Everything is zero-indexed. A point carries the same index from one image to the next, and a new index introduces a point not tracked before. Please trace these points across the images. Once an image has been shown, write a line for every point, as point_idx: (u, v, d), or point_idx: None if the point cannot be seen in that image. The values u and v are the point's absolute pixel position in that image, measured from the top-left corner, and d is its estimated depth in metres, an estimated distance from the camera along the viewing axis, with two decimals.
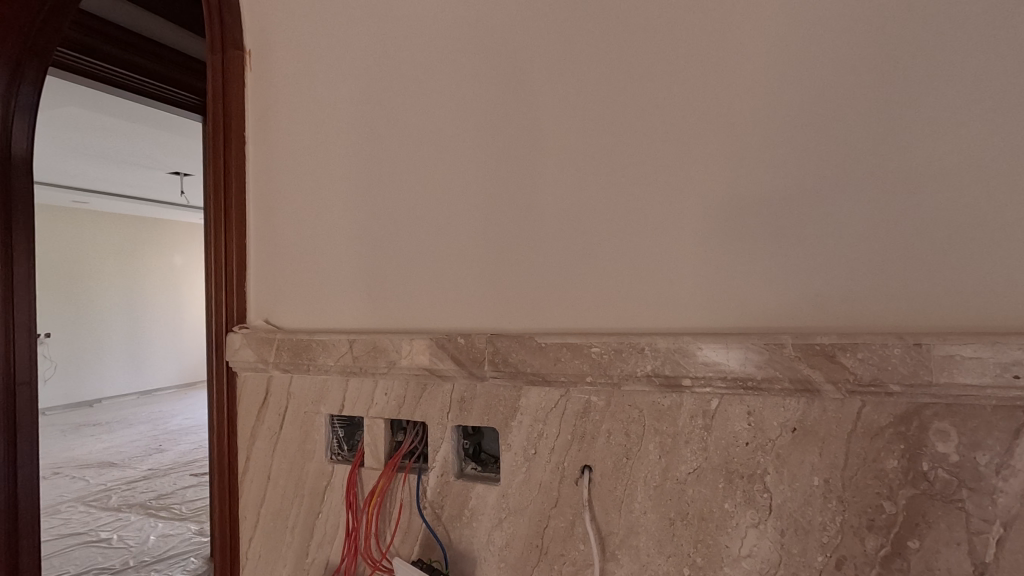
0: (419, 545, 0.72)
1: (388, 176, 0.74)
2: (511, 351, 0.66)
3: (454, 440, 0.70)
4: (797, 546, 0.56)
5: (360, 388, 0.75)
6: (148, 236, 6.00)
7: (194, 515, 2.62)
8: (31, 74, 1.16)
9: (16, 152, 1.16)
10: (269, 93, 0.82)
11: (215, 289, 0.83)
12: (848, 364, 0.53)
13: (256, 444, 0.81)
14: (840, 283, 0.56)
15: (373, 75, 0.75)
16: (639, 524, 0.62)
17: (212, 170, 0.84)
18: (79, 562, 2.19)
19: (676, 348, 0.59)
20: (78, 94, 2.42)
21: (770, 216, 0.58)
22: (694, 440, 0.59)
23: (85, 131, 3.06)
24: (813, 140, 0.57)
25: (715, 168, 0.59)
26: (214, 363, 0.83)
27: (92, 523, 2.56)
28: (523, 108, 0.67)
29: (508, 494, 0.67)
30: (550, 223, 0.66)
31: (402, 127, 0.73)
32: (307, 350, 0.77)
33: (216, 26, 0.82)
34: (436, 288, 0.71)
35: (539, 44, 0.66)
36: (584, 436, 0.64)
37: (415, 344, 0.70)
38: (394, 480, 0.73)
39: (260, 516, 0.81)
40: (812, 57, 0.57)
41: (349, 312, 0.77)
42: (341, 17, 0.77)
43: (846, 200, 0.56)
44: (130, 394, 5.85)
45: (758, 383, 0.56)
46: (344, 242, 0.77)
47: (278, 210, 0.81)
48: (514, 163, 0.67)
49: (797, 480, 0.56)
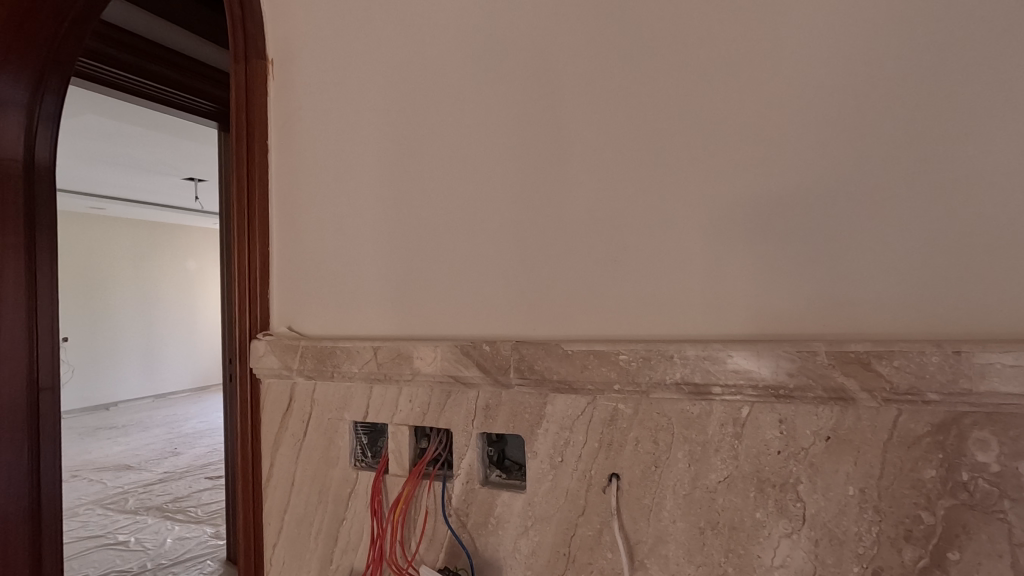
0: (445, 553, 0.72)
1: (412, 183, 0.74)
2: (537, 358, 0.65)
3: (479, 447, 0.70)
4: (831, 556, 0.56)
5: (384, 395, 0.75)
6: (162, 241, 6.08)
7: (210, 518, 2.64)
8: (55, 83, 1.18)
9: (39, 163, 1.18)
10: (292, 102, 0.82)
11: (239, 297, 0.84)
12: (883, 372, 0.53)
13: (281, 451, 0.82)
14: (873, 290, 0.55)
15: (397, 82, 0.75)
16: (668, 533, 0.61)
17: (235, 179, 0.84)
18: (98, 564, 2.21)
19: (706, 356, 0.58)
20: (96, 101, 2.47)
21: (800, 223, 0.57)
22: (724, 448, 0.59)
23: (102, 138, 3.10)
24: (843, 145, 0.56)
25: (744, 172, 0.59)
26: (238, 370, 0.84)
27: (110, 526, 2.59)
28: (549, 113, 0.67)
29: (534, 502, 0.67)
30: (576, 229, 0.66)
31: (426, 134, 0.74)
32: (332, 357, 0.77)
33: (239, 36, 0.83)
34: (461, 295, 0.71)
35: (564, 50, 0.66)
36: (611, 444, 0.63)
37: (439, 351, 0.70)
38: (419, 487, 0.73)
39: (284, 522, 0.82)
40: (843, 60, 0.56)
41: (374, 319, 0.77)
42: (365, 25, 0.77)
43: (879, 205, 0.55)
44: (145, 398, 5.91)
45: (790, 392, 0.56)
46: (369, 249, 0.77)
47: (301, 218, 0.82)
48: (539, 169, 0.67)
49: (831, 490, 0.56)
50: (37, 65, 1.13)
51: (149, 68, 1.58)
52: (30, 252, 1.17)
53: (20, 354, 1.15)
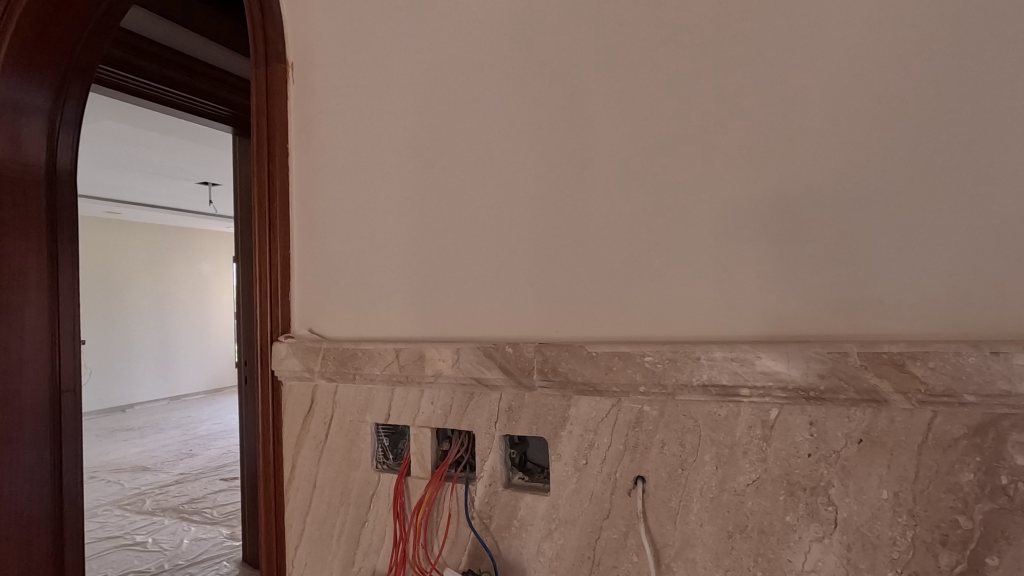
0: (467, 555, 0.71)
1: (434, 183, 0.74)
2: (561, 360, 0.65)
3: (501, 450, 0.70)
4: (864, 561, 0.55)
5: (406, 397, 0.75)
6: (176, 244, 6.15)
7: (225, 519, 2.67)
8: (75, 89, 1.21)
9: (60, 168, 1.22)
10: (312, 106, 0.83)
11: (261, 299, 0.84)
12: (918, 374, 0.52)
13: (302, 453, 0.82)
14: (906, 291, 0.54)
15: (418, 84, 0.75)
16: (695, 537, 0.61)
17: (255, 182, 0.85)
18: (116, 564, 2.24)
19: (734, 357, 0.57)
20: (115, 107, 2.51)
21: (830, 223, 0.56)
22: (752, 451, 0.58)
23: (119, 143, 3.15)
24: (874, 143, 0.55)
25: (772, 170, 0.58)
26: (260, 371, 0.84)
27: (127, 527, 2.62)
28: (573, 113, 0.67)
29: (558, 505, 0.67)
30: (599, 229, 0.65)
31: (448, 136, 0.73)
32: (353, 359, 0.77)
33: (260, 41, 0.83)
34: (483, 297, 0.71)
35: (586, 50, 0.66)
36: (637, 446, 0.63)
37: (462, 354, 0.70)
38: (441, 489, 0.73)
39: (306, 524, 0.82)
40: (875, 55, 0.55)
41: (396, 320, 0.77)
42: (385, 27, 0.78)
43: (913, 202, 0.54)
44: (160, 399, 5.98)
45: (821, 394, 0.55)
46: (391, 251, 0.77)
47: (323, 221, 0.82)
48: (562, 169, 0.67)
49: (864, 494, 0.55)
50: (59, 73, 1.16)
51: (166, 74, 1.61)
52: (54, 255, 1.21)
53: (45, 353, 1.19)
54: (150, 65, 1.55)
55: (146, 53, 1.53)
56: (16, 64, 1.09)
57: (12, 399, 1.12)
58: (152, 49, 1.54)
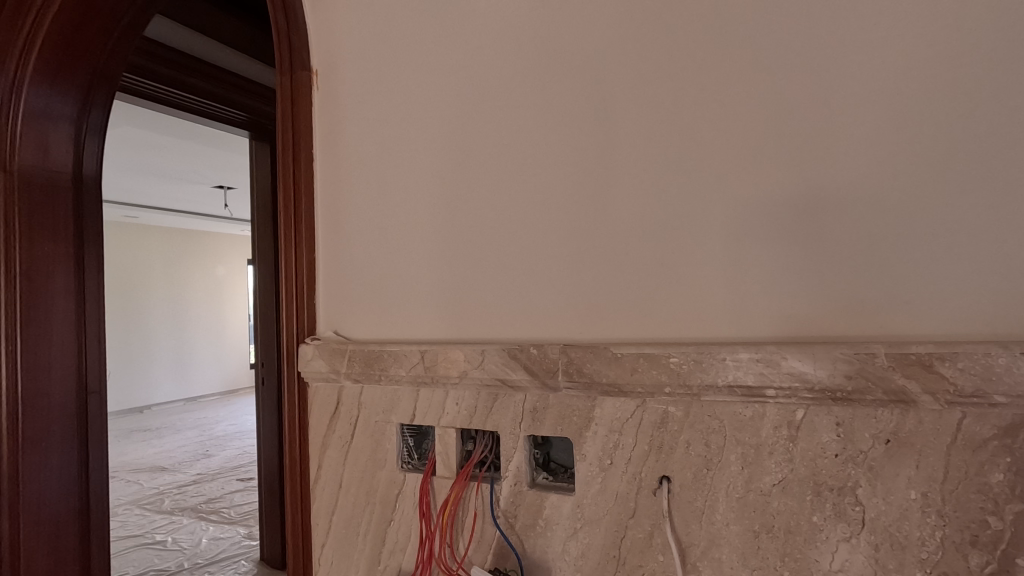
0: (493, 554, 0.72)
1: (460, 187, 0.75)
2: (586, 361, 0.66)
3: (526, 450, 0.71)
4: (892, 561, 0.55)
5: (431, 398, 0.76)
6: (191, 248, 6.24)
7: (242, 519, 2.71)
8: (99, 96, 1.33)
9: (86, 174, 1.36)
10: (337, 112, 0.85)
11: (287, 301, 0.86)
12: (947, 374, 0.52)
13: (329, 452, 0.83)
14: (933, 291, 0.54)
15: (442, 90, 0.77)
16: (721, 537, 0.61)
17: (280, 186, 0.86)
18: (137, 563, 2.27)
19: (760, 359, 0.58)
20: (139, 113, 2.58)
21: (857, 225, 0.57)
22: (778, 451, 0.59)
23: (139, 147, 3.20)
24: (903, 145, 0.55)
25: (799, 171, 0.59)
26: (286, 373, 0.85)
27: (147, 526, 2.66)
28: (600, 116, 0.67)
29: (583, 504, 0.68)
30: (624, 233, 0.66)
31: (475, 140, 0.74)
32: (379, 360, 0.79)
33: (284, 49, 0.85)
34: (508, 299, 0.72)
35: (610, 55, 0.67)
36: (662, 446, 0.63)
37: (488, 356, 0.71)
38: (467, 489, 0.74)
39: (332, 522, 0.83)
40: (906, 57, 0.55)
41: (421, 322, 0.78)
42: (409, 34, 0.79)
43: (943, 203, 0.54)
44: (177, 401, 6.06)
45: (848, 395, 0.55)
46: (417, 255, 0.78)
47: (347, 225, 0.84)
48: (588, 173, 0.68)
49: (892, 494, 0.55)
50: (85, 81, 1.27)
51: (187, 81, 1.65)
52: (78, 258, 1.33)
53: (70, 356, 1.29)
54: (173, 73, 1.60)
55: (169, 62, 1.58)
56: (48, 73, 1.20)
57: (38, 402, 1.22)
58: (174, 58, 1.59)
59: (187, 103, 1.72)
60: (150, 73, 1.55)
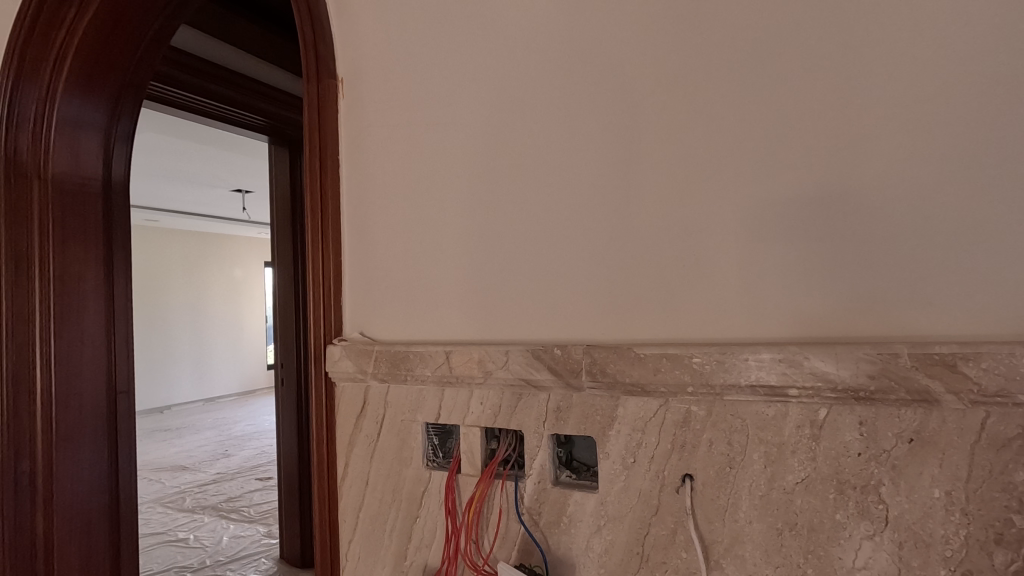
0: (518, 550, 0.74)
1: (484, 191, 0.77)
2: (609, 361, 0.67)
3: (549, 449, 0.72)
4: (916, 559, 0.56)
5: (456, 397, 0.78)
6: (210, 250, 6.34)
7: (261, 518, 2.75)
8: (128, 105, 1.37)
9: (114, 180, 1.40)
10: (363, 119, 0.87)
11: (315, 303, 0.88)
12: (970, 374, 0.52)
13: (355, 451, 0.86)
14: (955, 291, 0.55)
15: (465, 96, 0.79)
16: (744, 534, 0.62)
17: (308, 192, 0.89)
18: (161, 560, 2.33)
19: (782, 359, 0.59)
20: (161, 118, 2.65)
21: (879, 227, 0.58)
22: (801, 450, 0.60)
23: (160, 152, 3.25)
24: (923, 148, 0.56)
25: (822, 173, 0.60)
26: (314, 373, 0.88)
27: (170, 524, 2.72)
28: (624, 119, 0.69)
29: (607, 502, 0.69)
30: (647, 235, 0.67)
31: (498, 146, 0.76)
32: (405, 360, 0.81)
33: (311, 58, 0.88)
34: (532, 301, 0.74)
35: (631, 61, 0.68)
36: (684, 445, 0.64)
37: (512, 356, 0.73)
38: (492, 486, 0.76)
39: (359, 518, 0.85)
40: (930, 60, 0.56)
41: (446, 323, 0.80)
42: (433, 42, 0.81)
43: (967, 203, 0.55)
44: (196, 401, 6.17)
45: (871, 395, 0.56)
46: (442, 257, 0.80)
47: (372, 229, 0.86)
48: (610, 178, 0.69)
49: (916, 493, 0.56)
50: (115, 90, 1.32)
51: (210, 88, 1.70)
52: (107, 261, 1.37)
53: (100, 356, 1.34)
54: (196, 80, 1.65)
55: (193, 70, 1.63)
56: (80, 82, 1.25)
57: (70, 401, 1.27)
58: (198, 65, 1.64)
59: (209, 109, 1.77)
60: (175, 81, 1.60)
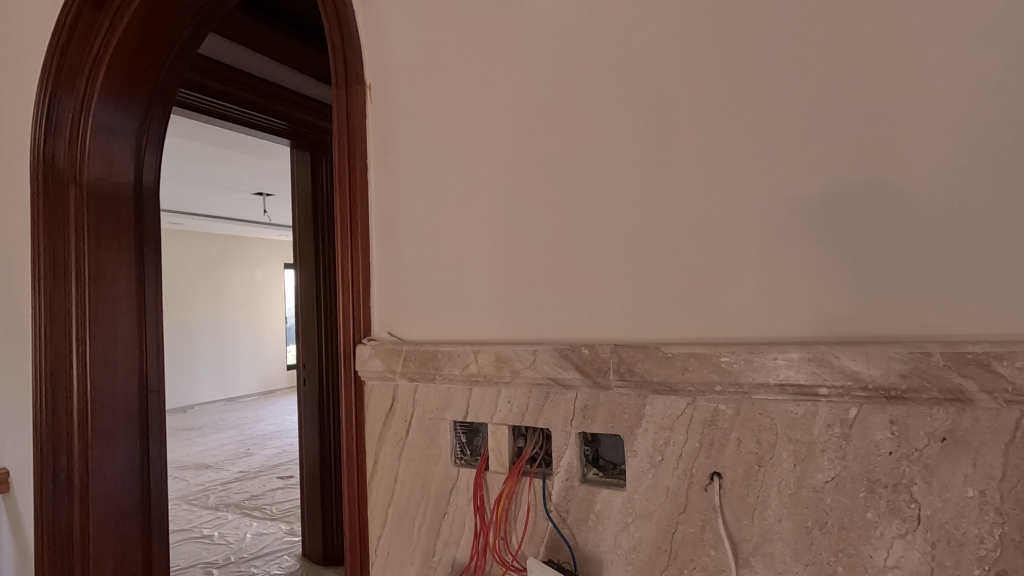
0: (546, 547, 0.75)
1: (511, 194, 0.79)
2: (637, 360, 0.68)
3: (577, 447, 0.73)
4: (949, 558, 0.56)
5: (483, 396, 0.80)
6: (231, 253, 6.47)
7: (283, 516, 2.80)
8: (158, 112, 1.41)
9: (145, 185, 1.44)
10: (391, 123, 0.89)
11: (345, 303, 0.90)
12: (1004, 373, 0.52)
13: (384, 448, 0.87)
14: (988, 291, 0.55)
15: (492, 99, 0.80)
16: (773, 532, 0.63)
17: (337, 195, 0.91)
18: (188, 555, 2.39)
19: (812, 358, 0.59)
20: (186, 123, 2.72)
21: (910, 227, 0.57)
22: (831, 449, 0.60)
23: (184, 157, 3.34)
24: (955, 147, 0.56)
25: (853, 172, 0.60)
26: (344, 371, 0.90)
27: (195, 520, 2.78)
28: (653, 120, 0.69)
29: (634, 499, 0.70)
30: (674, 236, 0.68)
31: (525, 148, 0.78)
32: (433, 360, 0.82)
33: (341, 65, 0.91)
34: (559, 301, 0.75)
35: (658, 63, 0.69)
36: (713, 443, 0.65)
37: (540, 355, 0.74)
38: (519, 484, 0.77)
39: (389, 514, 0.87)
40: (961, 57, 0.56)
41: (473, 323, 0.82)
42: (459, 46, 0.83)
43: (1000, 201, 0.54)
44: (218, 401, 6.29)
45: (902, 393, 0.56)
46: (470, 258, 0.82)
47: (401, 230, 0.88)
48: (636, 179, 0.70)
49: (948, 492, 0.56)
50: (146, 98, 1.36)
51: (233, 93, 1.75)
52: (139, 263, 1.41)
53: (133, 355, 1.38)
54: (219, 85, 1.70)
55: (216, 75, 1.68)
56: (114, 90, 1.30)
57: (105, 399, 1.31)
58: (221, 71, 1.69)
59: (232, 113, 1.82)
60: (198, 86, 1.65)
